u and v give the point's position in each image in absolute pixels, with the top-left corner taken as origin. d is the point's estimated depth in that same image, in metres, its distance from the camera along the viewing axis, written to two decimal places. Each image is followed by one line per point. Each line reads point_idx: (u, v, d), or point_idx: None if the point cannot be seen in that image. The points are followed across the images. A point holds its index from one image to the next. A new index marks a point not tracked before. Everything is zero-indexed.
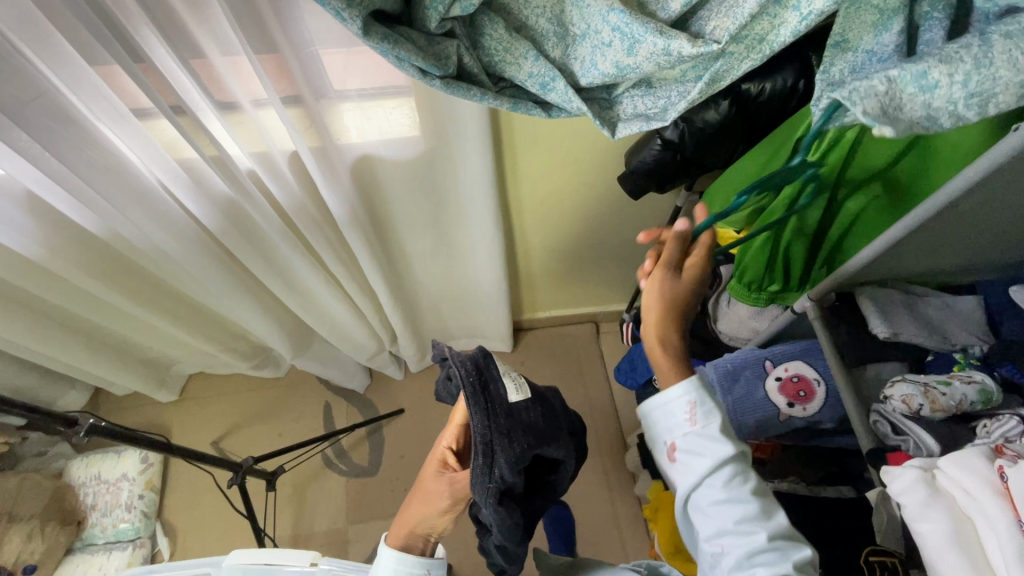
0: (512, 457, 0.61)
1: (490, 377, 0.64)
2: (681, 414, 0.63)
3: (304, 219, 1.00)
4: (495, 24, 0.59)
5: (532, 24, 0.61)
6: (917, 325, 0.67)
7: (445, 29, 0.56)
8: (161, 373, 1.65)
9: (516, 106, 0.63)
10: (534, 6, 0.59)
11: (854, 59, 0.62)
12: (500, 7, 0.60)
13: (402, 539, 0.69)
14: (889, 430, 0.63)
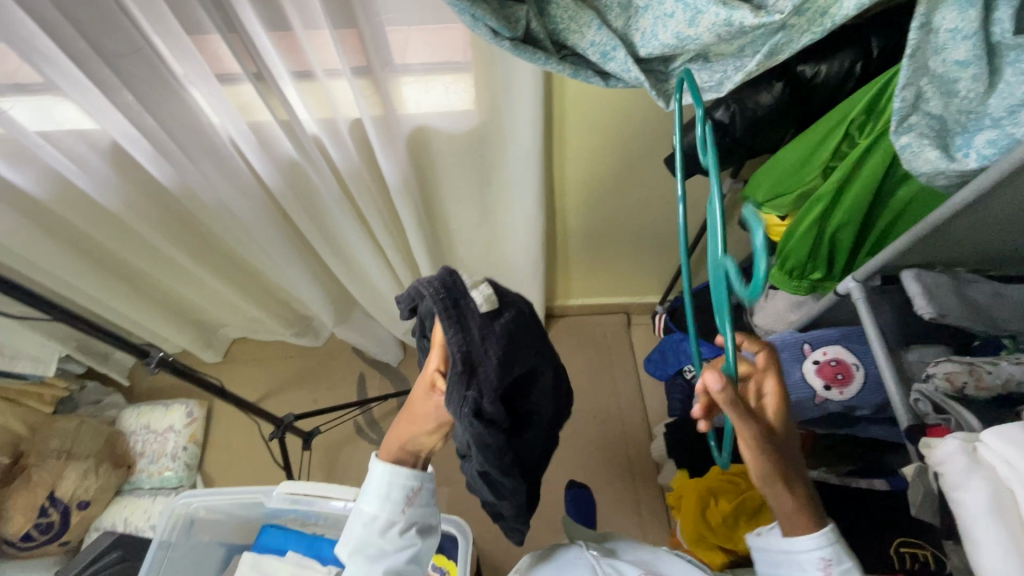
0: (497, 370, 0.55)
1: (459, 294, 0.57)
2: (814, 569, 0.60)
3: (360, 185, 1.06)
4: None
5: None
6: (964, 309, 0.67)
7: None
8: (209, 334, 1.74)
9: (576, 72, 0.66)
10: None
11: (936, 41, 0.59)
12: None
13: (392, 455, 0.66)
14: (929, 410, 0.63)
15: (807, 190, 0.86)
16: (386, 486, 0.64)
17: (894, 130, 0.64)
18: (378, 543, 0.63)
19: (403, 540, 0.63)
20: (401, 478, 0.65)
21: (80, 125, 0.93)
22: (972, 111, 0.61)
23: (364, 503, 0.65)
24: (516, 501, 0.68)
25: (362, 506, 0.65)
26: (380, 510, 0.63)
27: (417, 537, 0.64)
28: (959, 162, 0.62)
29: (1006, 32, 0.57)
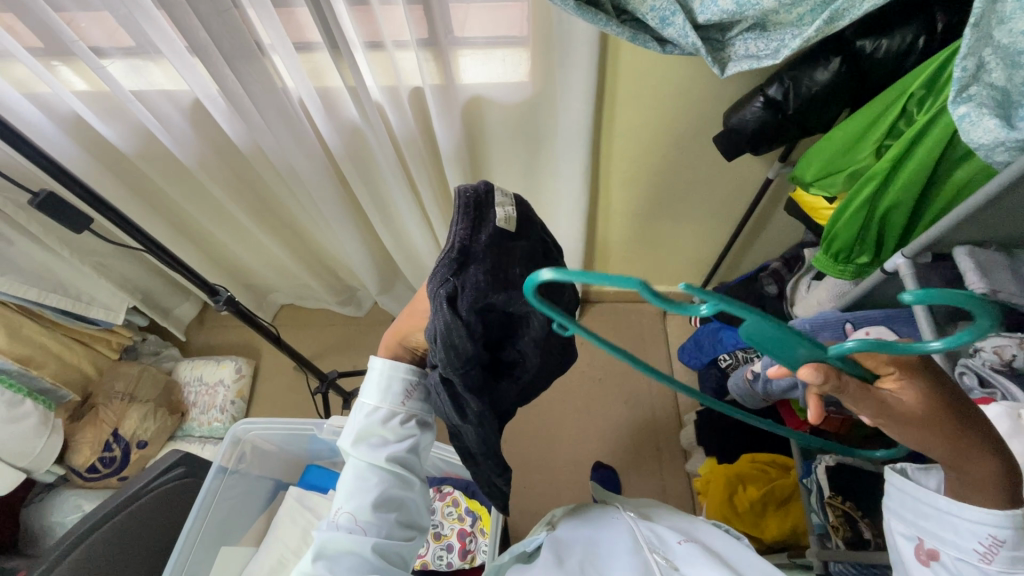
0: (484, 270, 0.58)
1: (486, 204, 0.62)
2: (947, 520, 0.53)
3: (414, 153, 1.10)
4: None
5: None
6: (1017, 286, 0.66)
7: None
8: (259, 298, 1.83)
9: (635, 36, 0.69)
10: None
11: (1002, 10, 0.59)
12: None
13: (390, 349, 0.70)
14: (975, 384, 0.62)
15: (859, 169, 0.85)
16: (384, 379, 0.67)
17: (953, 100, 0.64)
18: (379, 431, 0.66)
19: (402, 429, 0.67)
20: (400, 372, 0.68)
21: (168, 85, 1.02)
22: None
23: (364, 396, 0.68)
24: (478, 431, 0.66)
25: (361, 399, 0.69)
26: (381, 399, 0.67)
27: (417, 427, 0.68)
28: (1018, 132, 0.62)
29: None
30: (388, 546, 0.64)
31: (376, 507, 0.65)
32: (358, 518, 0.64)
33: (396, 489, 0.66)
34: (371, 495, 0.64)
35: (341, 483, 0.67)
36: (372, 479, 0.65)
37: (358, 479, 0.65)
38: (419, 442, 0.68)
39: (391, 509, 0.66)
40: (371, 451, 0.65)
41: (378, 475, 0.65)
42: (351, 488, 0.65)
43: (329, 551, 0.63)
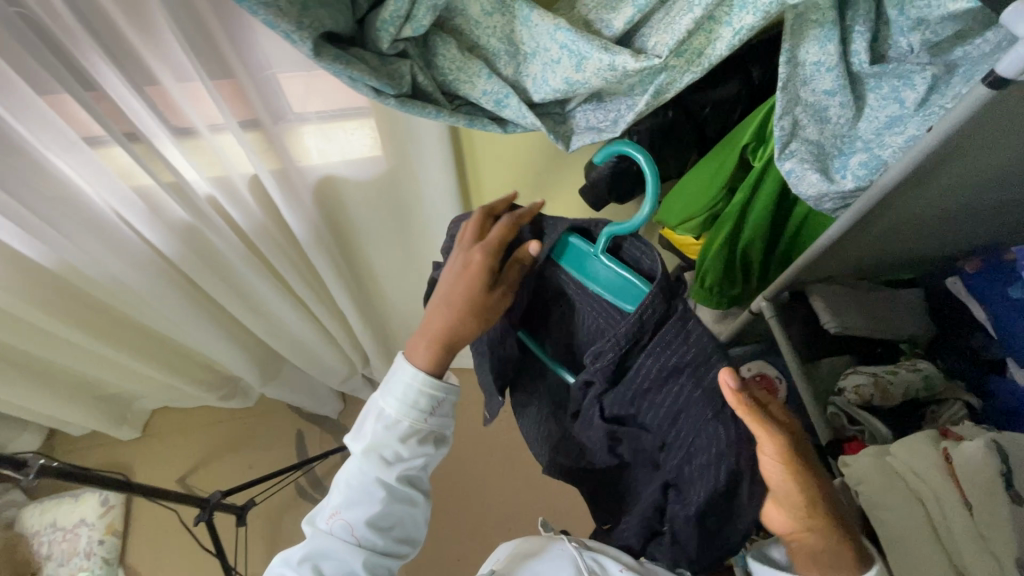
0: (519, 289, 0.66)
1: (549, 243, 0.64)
2: None
3: (266, 241, 0.99)
4: (447, 44, 0.62)
5: (483, 45, 0.63)
6: (862, 319, 0.71)
7: (398, 54, 0.58)
8: (122, 410, 1.57)
9: (471, 122, 0.65)
10: (483, 27, 0.62)
11: (804, 73, 0.64)
12: (452, 28, 0.63)
13: (434, 353, 0.64)
14: (846, 423, 0.65)
15: (714, 211, 0.88)
16: (411, 392, 0.64)
17: (779, 157, 0.67)
18: (395, 445, 0.65)
19: (418, 447, 0.66)
20: (426, 388, 0.65)
21: None
22: (844, 134, 0.66)
23: (383, 403, 0.66)
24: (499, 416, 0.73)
25: (384, 406, 0.66)
26: (403, 413, 0.65)
27: (431, 446, 0.67)
28: (837, 185, 0.66)
29: (865, 61, 0.62)
30: (377, 561, 0.64)
31: (371, 520, 0.64)
32: (355, 522, 0.64)
33: (392, 505, 0.65)
34: (369, 505, 0.64)
35: (345, 470, 0.67)
36: (372, 492, 0.64)
37: (361, 489, 0.65)
38: (424, 464, 0.67)
39: (388, 528, 0.65)
40: (383, 464, 0.64)
41: (380, 488, 0.65)
42: (354, 487, 0.65)
43: (322, 534, 0.65)
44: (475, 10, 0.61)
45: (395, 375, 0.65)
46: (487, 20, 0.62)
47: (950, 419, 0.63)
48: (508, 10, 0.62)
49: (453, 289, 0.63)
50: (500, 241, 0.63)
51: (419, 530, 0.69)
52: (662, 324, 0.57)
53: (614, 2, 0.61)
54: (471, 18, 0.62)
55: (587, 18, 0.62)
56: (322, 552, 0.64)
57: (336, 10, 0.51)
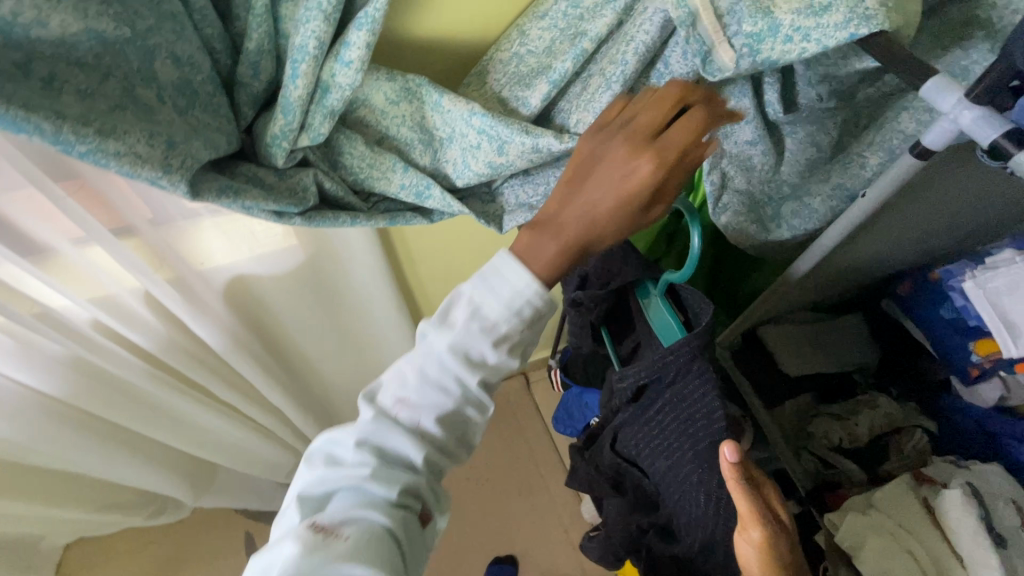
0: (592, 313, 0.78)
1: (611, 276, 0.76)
2: None
3: (174, 355, 0.86)
4: (353, 141, 0.55)
5: (393, 136, 0.57)
6: (819, 356, 0.72)
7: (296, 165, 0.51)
8: (24, 558, 1.33)
9: (393, 219, 0.58)
10: (391, 116, 0.57)
11: None
12: (356, 121, 0.57)
13: (551, 268, 0.48)
14: (821, 467, 0.65)
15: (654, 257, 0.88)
16: (505, 287, 0.48)
17: (713, 212, 0.66)
18: (441, 373, 0.49)
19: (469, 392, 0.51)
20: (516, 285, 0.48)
21: None
22: (771, 180, 0.64)
23: (456, 313, 0.49)
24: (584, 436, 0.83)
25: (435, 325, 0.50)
26: (469, 311, 0.49)
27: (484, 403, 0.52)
28: (775, 234, 0.65)
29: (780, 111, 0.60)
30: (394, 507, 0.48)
31: (352, 497, 0.49)
32: (342, 483, 0.49)
33: (386, 489, 0.49)
34: (368, 434, 0.50)
35: (336, 436, 0.52)
36: (371, 438, 0.50)
37: (392, 446, 0.50)
38: (448, 437, 0.51)
39: (380, 464, 0.49)
40: (378, 424, 0.50)
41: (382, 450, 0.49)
42: (356, 445, 0.50)
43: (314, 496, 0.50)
44: (379, 100, 0.56)
45: (485, 268, 0.49)
46: (394, 109, 0.57)
47: (918, 450, 0.63)
48: (414, 96, 0.57)
49: (603, 204, 0.47)
50: (678, 135, 0.46)
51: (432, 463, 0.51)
52: (690, 366, 0.57)
53: (526, 78, 0.57)
54: (376, 108, 0.57)
55: (500, 96, 0.59)
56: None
57: (214, 132, 0.44)
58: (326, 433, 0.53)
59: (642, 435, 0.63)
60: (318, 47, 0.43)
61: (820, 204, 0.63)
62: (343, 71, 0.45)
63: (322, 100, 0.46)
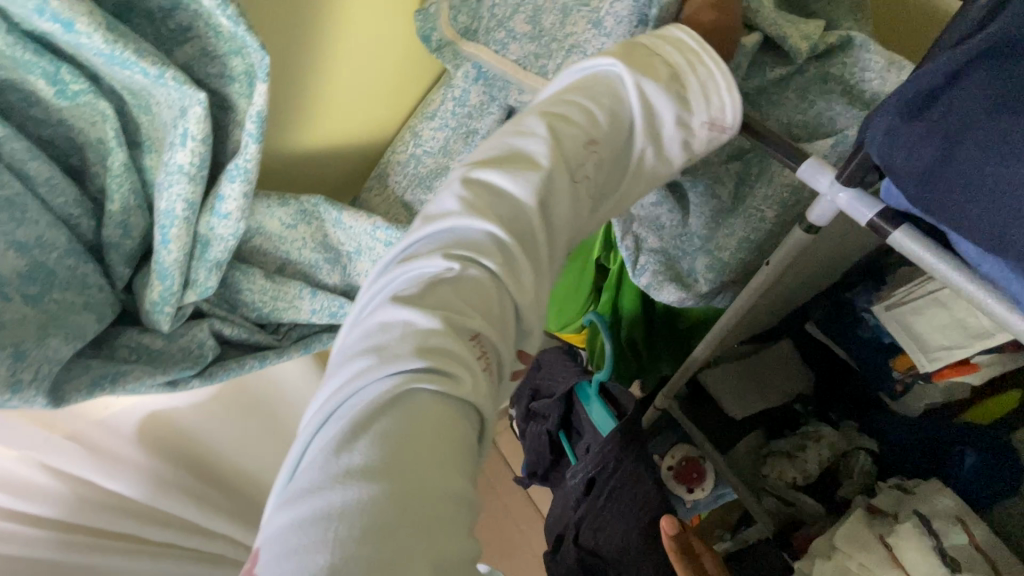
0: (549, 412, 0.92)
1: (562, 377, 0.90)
2: None
3: None
4: (250, 276, 0.51)
5: (295, 260, 0.54)
6: (759, 393, 0.73)
7: (186, 321, 0.47)
8: None
9: (309, 346, 0.55)
10: (291, 239, 0.54)
11: None
12: (252, 251, 0.53)
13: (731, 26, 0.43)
14: (778, 503, 0.66)
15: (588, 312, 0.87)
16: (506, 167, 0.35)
17: (634, 274, 0.67)
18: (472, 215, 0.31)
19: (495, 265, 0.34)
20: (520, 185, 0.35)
21: None
22: (682, 236, 0.66)
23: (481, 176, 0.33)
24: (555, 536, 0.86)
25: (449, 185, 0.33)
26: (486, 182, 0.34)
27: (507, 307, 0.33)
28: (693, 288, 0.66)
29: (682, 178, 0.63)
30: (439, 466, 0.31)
31: (448, 304, 0.28)
32: (435, 316, 0.27)
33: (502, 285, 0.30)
34: (474, 209, 0.31)
35: (434, 210, 0.32)
36: (473, 229, 0.30)
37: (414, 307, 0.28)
38: (556, 206, 0.33)
39: (480, 284, 0.29)
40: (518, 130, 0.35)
41: (500, 227, 0.30)
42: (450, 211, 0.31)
43: (393, 340, 0.27)
44: (274, 224, 0.53)
45: (577, 94, 0.36)
46: (291, 232, 0.53)
47: (864, 474, 0.65)
48: (312, 216, 0.54)
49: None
50: None
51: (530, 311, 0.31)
52: (622, 455, 0.73)
53: (428, 180, 0.57)
54: (272, 234, 0.53)
55: (405, 200, 0.58)
56: (410, 416, 0.25)
57: (80, 311, 0.40)
58: (419, 218, 0.32)
59: (601, 520, 0.74)
60: (187, 208, 0.41)
61: (725, 250, 0.63)
62: (222, 223, 0.44)
63: (204, 254, 0.44)
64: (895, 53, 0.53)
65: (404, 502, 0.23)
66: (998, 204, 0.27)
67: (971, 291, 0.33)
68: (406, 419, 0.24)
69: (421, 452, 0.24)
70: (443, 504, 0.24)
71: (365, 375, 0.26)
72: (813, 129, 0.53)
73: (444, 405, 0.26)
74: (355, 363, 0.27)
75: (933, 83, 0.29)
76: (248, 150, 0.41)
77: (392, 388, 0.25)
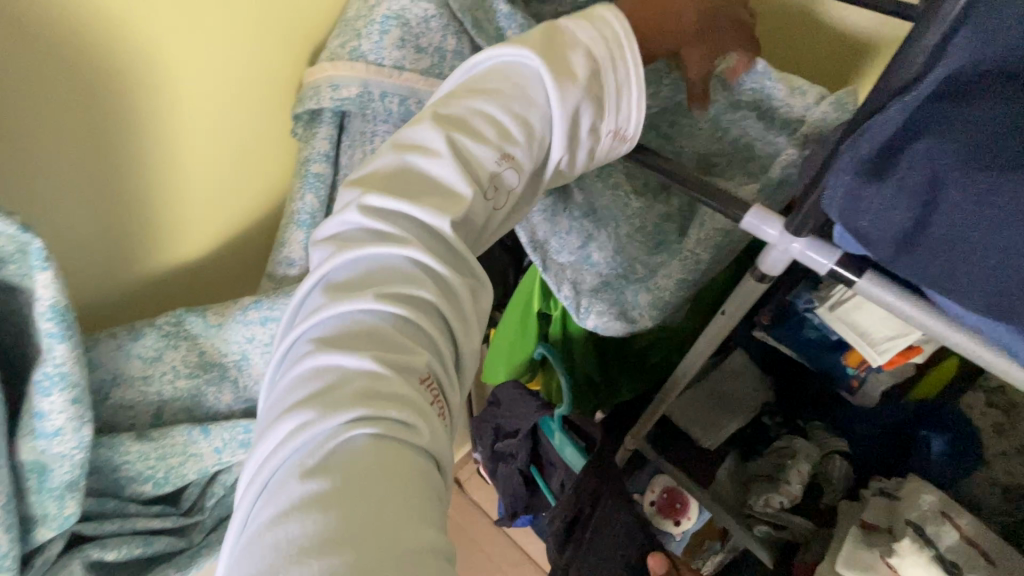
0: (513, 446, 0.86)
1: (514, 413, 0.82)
2: None
3: None
4: (121, 446, 0.40)
5: (173, 399, 0.44)
6: (725, 413, 0.71)
7: (55, 564, 0.38)
8: None
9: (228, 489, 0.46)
10: (157, 376, 0.43)
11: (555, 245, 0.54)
12: (114, 411, 0.42)
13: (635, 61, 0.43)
14: (771, 528, 0.64)
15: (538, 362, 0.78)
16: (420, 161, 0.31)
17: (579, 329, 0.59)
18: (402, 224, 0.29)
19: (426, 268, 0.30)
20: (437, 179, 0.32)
21: None
22: None
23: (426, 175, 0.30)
24: None
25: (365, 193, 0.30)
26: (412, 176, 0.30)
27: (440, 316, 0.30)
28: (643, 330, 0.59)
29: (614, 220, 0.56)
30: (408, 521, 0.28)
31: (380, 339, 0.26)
32: (373, 348, 0.26)
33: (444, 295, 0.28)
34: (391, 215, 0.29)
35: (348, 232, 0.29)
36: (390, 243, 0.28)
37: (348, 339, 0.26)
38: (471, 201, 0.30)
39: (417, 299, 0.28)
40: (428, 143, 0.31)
41: (423, 240, 0.29)
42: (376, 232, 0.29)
43: (325, 384, 0.25)
44: (133, 365, 0.42)
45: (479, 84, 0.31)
46: (157, 366, 0.43)
47: (844, 476, 0.64)
48: (180, 332, 0.44)
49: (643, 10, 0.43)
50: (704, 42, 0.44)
51: (472, 315, 0.30)
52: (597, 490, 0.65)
53: None
54: (133, 378, 0.42)
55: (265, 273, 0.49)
56: (349, 458, 0.23)
57: None
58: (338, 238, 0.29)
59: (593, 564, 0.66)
60: None
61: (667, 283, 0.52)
62: (54, 441, 0.35)
63: (42, 485, 0.36)
64: (790, 78, 0.52)
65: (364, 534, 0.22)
66: (984, 266, 0.23)
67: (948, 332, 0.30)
68: (339, 470, 0.23)
69: (361, 503, 0.22)
70: (413, 529, 0.23)
71: (308, 429, 0.24)
72: (739, 159, 0.51)
73: (392, 436, 0.24)
74: (295, 417, 0.25)
75: (886, 136, 0.25)
76: (56, 354, 0.34)
77: (338, 439, 0.24)
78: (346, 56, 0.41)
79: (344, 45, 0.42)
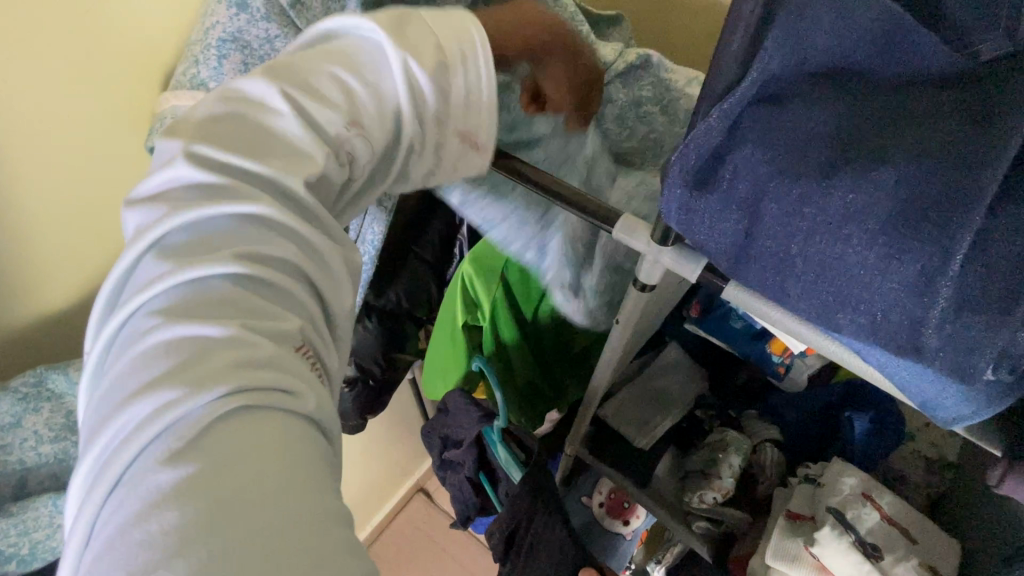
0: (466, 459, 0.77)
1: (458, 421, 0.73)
2: None
3: None
4: None
5: (37, 466, 0.40)
6: (659, 410, 0.71)
7: None
8: None
9: None
10: (15, 439, 0.39)
11: None
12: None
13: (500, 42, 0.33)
14: (708, 524, 0.63)
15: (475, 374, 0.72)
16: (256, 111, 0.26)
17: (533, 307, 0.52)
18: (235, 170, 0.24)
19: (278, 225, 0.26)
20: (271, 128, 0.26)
21: None
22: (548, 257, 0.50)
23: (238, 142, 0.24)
24: None
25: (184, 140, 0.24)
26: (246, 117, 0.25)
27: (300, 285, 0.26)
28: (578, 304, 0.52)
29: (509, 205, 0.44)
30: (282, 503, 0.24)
31: (245, 289, 0.22)
32: (235, 315, 0.21)
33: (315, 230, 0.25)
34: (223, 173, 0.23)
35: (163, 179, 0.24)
36: (230, 189, 0.23)
37: (195, 304, 0.21)
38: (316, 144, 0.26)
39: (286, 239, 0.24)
40: (262, 83, 0.26)
41: (272, 177, 0.24)
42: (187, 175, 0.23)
43: (168, 364, 0.20)
44: None
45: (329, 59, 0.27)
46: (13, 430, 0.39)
47: (775, 465, 0.65)
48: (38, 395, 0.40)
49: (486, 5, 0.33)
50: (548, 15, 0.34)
51: (346, 267, 0.27)
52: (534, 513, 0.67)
53: None
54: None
55: None
56: (220, 440, 0.19)
57: None
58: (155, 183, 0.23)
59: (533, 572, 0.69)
60: None
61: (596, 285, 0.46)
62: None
63: None
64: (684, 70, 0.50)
65: (249, 515, 0.18)
66: (809, 277, 0.23)
67: (813, 338, 0.30)
68: (207, 459, 0.18)
69: (242, 491, 0.18)
70: (312, 498, 0.19)
71: (161, 416, 0.19)
72: (640, 157, 0.49)
73: (269, 408, 0.20)
74: (142, 405, 0.19)
75: (711, 143, 0.24)
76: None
77: (208, 422, 0.19)
78: (188, 86, 0.39)
79: (186, 73, 0.40)
